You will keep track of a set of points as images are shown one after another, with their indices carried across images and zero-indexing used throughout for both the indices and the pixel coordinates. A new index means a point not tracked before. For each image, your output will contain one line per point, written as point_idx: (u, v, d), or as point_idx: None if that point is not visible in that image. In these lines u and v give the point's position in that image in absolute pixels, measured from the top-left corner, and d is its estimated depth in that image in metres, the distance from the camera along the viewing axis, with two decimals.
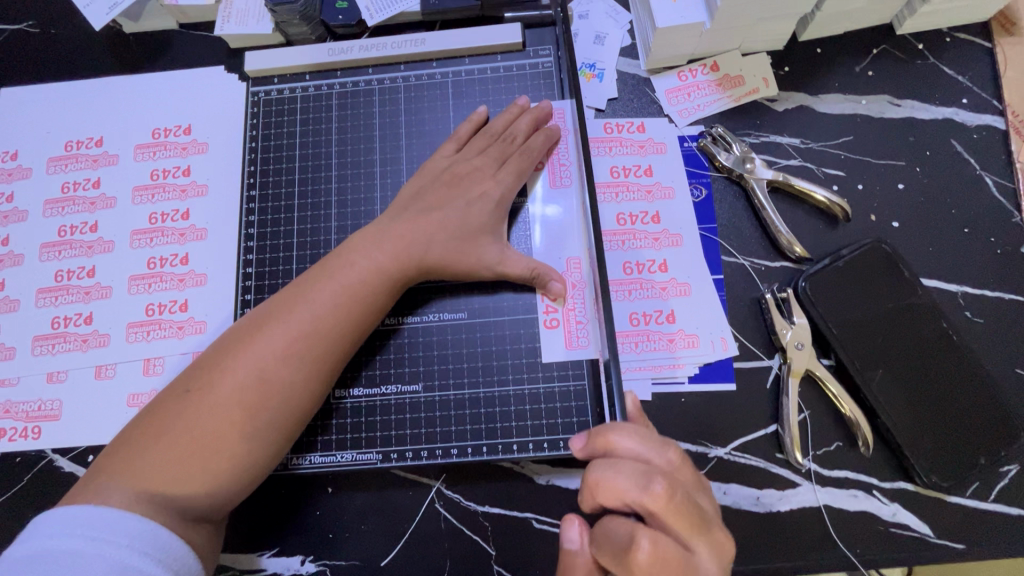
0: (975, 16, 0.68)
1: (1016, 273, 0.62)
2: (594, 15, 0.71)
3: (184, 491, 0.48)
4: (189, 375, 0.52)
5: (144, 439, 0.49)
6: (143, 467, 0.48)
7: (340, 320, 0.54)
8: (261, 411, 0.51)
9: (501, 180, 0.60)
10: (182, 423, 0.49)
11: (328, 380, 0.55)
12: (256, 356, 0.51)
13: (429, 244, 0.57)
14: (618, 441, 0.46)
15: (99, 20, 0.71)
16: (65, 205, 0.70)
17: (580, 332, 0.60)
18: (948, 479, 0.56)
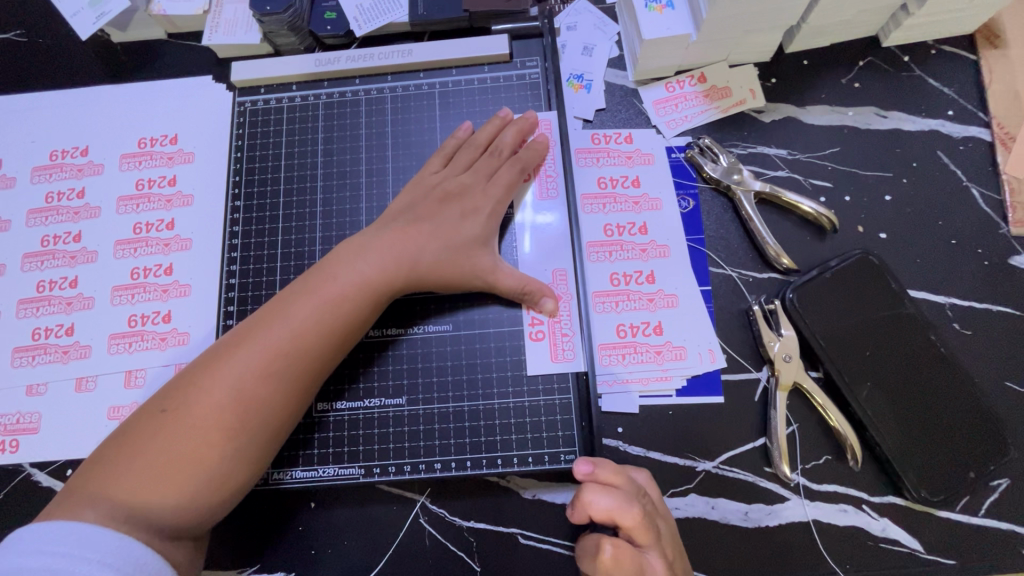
0: (959, 29, 0.68)
1: (1003, 285, 0.62)
2: (582, 26, 0.71)
3: (162, 512, 0.47)
4: (165, 394, 0.51)
5: (118, 460, 0.48)
6: (117, 487, 0.47)
7: (324, 335, 0.54)
8: (241, 428, 0.50)
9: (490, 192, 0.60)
10: (158, 443, 0.48)
11: (308, 395, 0.54)
12: (237, 372, 0.51)
13: (420, 254, 0.57)
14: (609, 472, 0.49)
15: (85, 30, 0.70)
16: (49, 215, 0.70)
17: (565, 344, 0.59)
18: (937, 494, 0.55)
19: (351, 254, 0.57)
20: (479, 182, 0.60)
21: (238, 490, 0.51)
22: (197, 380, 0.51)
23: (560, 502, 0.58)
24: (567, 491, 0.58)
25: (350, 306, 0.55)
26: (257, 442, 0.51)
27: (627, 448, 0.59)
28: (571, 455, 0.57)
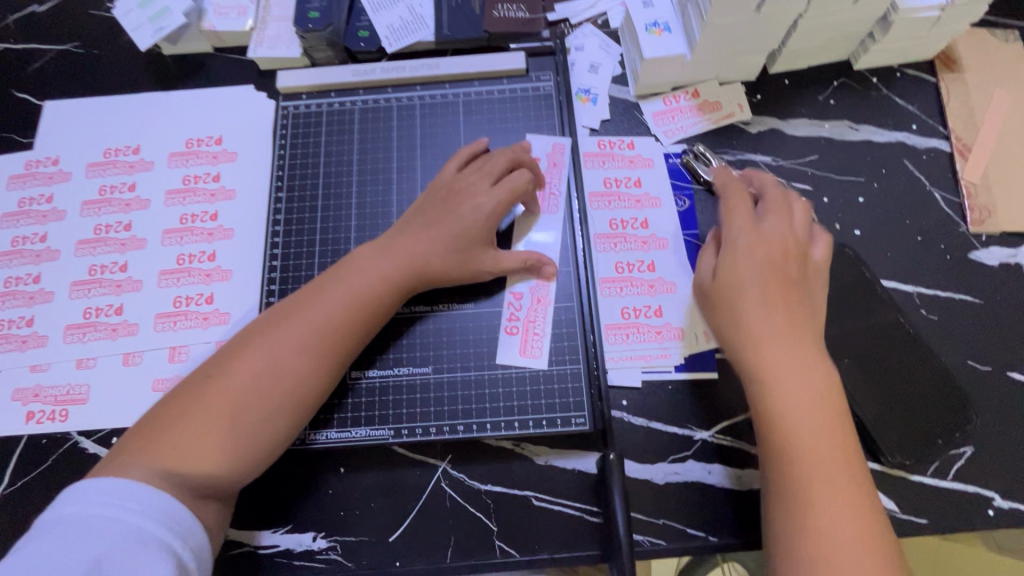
0: (920, 55, 0.77)
1: (964, 277, 0.69)
2: (588, 47, 0.80)
3: (200, 469, 0.52)
4: (207, 365, 0.57)
5: (163, 423, 0.53)
6: (159, 447, 0.52)
7: (350, 318, 0.59)
8: (271, 398, 0.55)
9: (493, 195, 0.65)
10: (199, 407, 0.54)
11: (335, 372, 0.59)
12: (270, 348, 0.57)
13: (432, 252, 0.63)
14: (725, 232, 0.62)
15: (144, 42, 0.78)
16: (102, 206, 0.76)
17: (535, 342, 0.65)
18: (909, 457, 0.61)
19: (377, 248, 0.63)
20: (489, 182, 0.66)
21: (266, 457, 0.56)
22: (234, 355, 0.57)
23: (571, 468, 0.63)
24: (577, 456, 0.63)
25: (374, 292, 0.61)
26: (285, 412, 0.56)
27: (631, 419, 0.65)
28: (581, 419, 0.63)
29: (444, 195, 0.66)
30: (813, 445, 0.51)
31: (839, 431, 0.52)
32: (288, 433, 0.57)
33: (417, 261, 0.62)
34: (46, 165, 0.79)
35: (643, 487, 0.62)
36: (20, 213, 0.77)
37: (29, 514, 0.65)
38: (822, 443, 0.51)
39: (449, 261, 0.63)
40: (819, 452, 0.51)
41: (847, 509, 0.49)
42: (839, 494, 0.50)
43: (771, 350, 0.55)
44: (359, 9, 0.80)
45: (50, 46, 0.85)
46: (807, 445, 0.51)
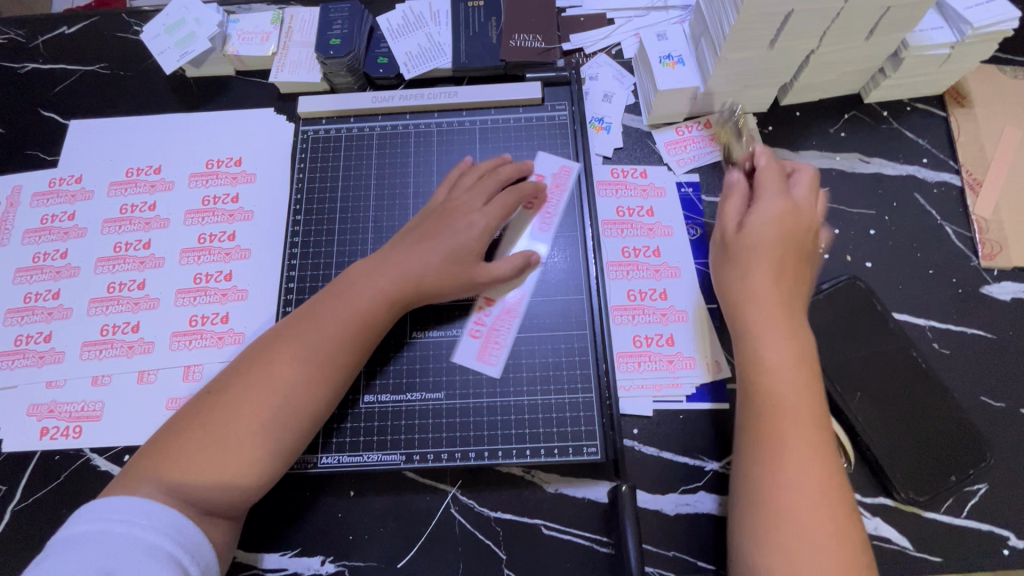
0: (930, 90, 0.79)
1: (976, 312, 0.70)
2: (603, 77, 0.82)
3: (198, 488, 0.52)
4: (212, 384, 0.57)
5: (167, 442, 0.54)
6: (164, 465, 0.52)
7: (345, 334, 0.59)
8: (268, 416, 0.55)
9: (486, 213, 0.65)
10: (200, 426, 0.54)
11: (333, 388, 0.58)
12: (270, 365, 0.56)
13: (426, 268, 0.62)
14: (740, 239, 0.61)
15: (170, 65, 0.80)
16: (122, 224, 0.78)
17: (494, 350, 0.66)
18: (923, 493, 0.61)
19: (380, 266, 0.62)
20: (481, 202, 0.67)
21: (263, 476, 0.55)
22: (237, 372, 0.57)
23: (581, 496, 0.63)
24: (588, 485, 0.63)
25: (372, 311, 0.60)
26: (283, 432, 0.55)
27: (643, 447, 0.65)
28: (593, 448, 0.63)
29: (438, 215, 0.66)
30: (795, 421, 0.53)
31: (820, 421, 0.54)
32: (287, 454, 0.56)
33: (424, 282, 0.62)
34: (69, 184, 0.80)
35: (653, 517, 0.62)
36: (43, 230, 0.78)
37: (39, 531, 0.65)
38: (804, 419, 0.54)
39: (446, 273, 0.63)
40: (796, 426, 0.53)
41: (812, 484, 0.51)
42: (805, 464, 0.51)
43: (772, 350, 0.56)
44: (380, 37, 0.82)
45: (78, 67, 0.88)
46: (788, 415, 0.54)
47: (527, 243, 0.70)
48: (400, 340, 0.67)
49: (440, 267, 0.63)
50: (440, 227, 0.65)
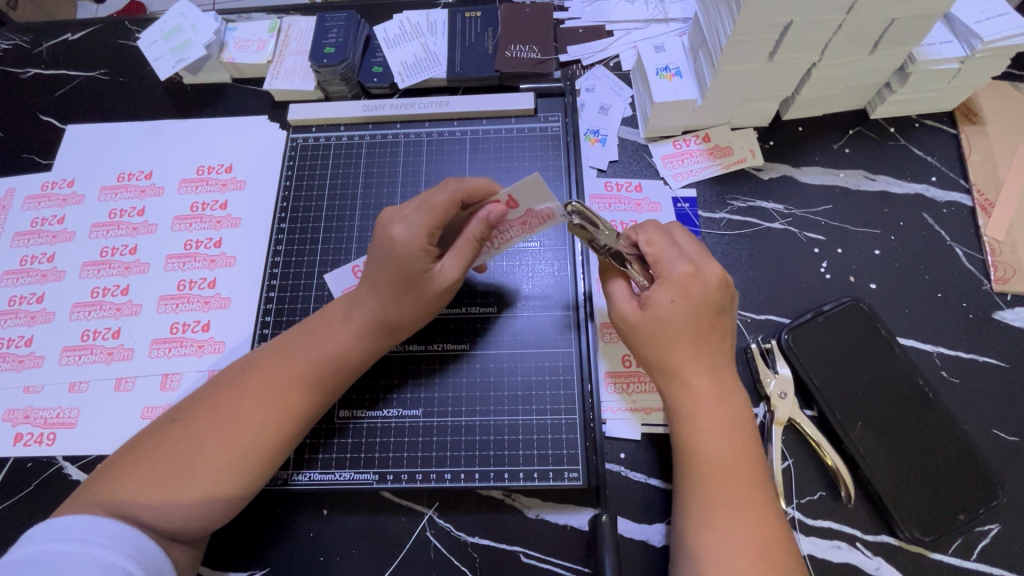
0: (940, 106, 0.76)
1: (987, 338, 0.66)
2: (599, 89, 0.80)
3: (160, 514, 0.50)
4: (179, 406, 0.56)
5: (126, 464, 0.52)
6: (119, 489, 0.50)
7: (324, 377, 0.57)
8: (234, 455, 0.53)
9: (410, 222, 0.56)
10: (163, 449, 0.52)
11: (303, 411, 0.56)
12: (242, 404, 0.54)
13: (382, 310, 0.58)
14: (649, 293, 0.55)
15: (165, 71, 0.80)
16: (110, 229, 0.77)
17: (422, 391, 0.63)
18: (928, 533, 0.57)
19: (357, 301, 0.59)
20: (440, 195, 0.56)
21: (227, 500, 0.53)
22: (208, 404, 0.55)
23: (562, 523, 0.60)
24: (570, 512, 0.60)
25: (353, 351, 0.58)
26: (249, 473, 0.53)
27: (629, 473, 0.61)
28: (575, 473, 0.60)
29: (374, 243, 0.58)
30: (725, 502, 0.51)
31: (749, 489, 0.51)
32: (252, 483, 0.54)
33: (393, 323, 0.59)
34: (61, 187, 0.80)
35: (639, 549, 0.59)
36: (32, 233, 0.78)
37: (6, 539, 0.64)
38: (743, 499, 0.51)
39: (403, 305, 0.58)
40: (724, 506, 0.51)
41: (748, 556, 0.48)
42: (735, 545, 0.49)
43: (706, 427, 0.54)
44: (375, 46, 0.82)
45: (79, 73, 0.88)
46: (720, 494, 0.51)
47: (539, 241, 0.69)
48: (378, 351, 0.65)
49: (393, 306, 0.58)
50: (379, 251, 0.57)
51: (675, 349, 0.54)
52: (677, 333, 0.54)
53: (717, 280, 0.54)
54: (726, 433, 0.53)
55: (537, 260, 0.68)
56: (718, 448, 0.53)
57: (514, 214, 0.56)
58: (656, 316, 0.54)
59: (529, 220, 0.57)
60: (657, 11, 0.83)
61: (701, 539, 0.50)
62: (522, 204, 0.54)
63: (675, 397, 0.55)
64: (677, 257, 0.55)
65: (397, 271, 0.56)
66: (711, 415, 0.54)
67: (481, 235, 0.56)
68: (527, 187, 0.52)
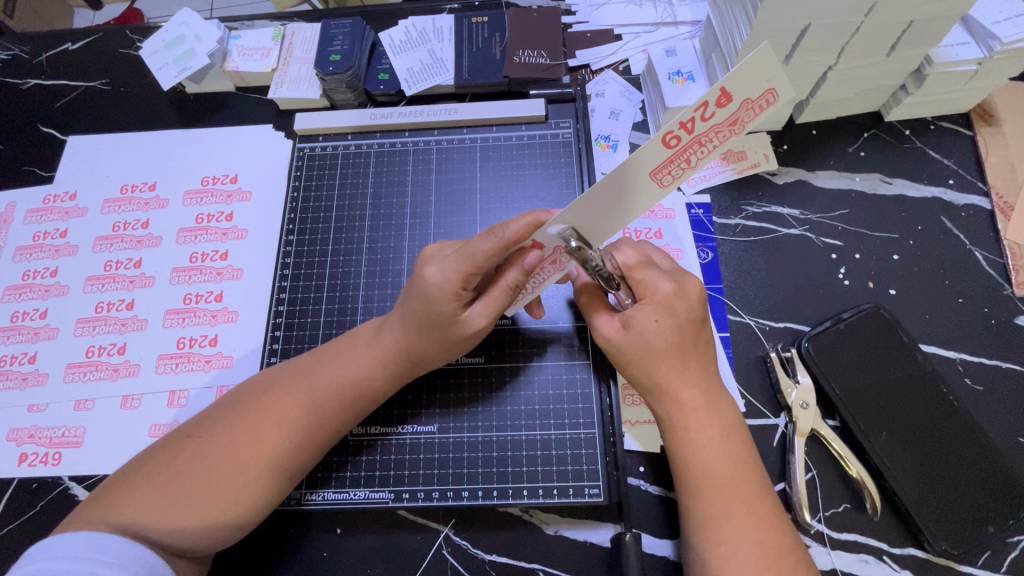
0: (955, 109, 0.75)
1: (1010, 344, 0.65)
2: (609, 93, 0.79)
3: (167, 535, 0.49)
4: (193, 422, 0.54)
5: (136, 481, 0.51)
6: (135, 508, 0.49)
7: (333, 389, 0.55)
8: (242, 473, 0.51)
9: (446, 263, 0.54)
10: (176, 467, 0.51)
11: (323, 432, 0.55)
12: (253, 419, 0.53)
13: (407, 342, 0.56)
14: (635, 319, 0.54)
15: (168, 81, 0.79)
16: (114, 243, 0.76)
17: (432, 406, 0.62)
18: (957, 546, 0.56)
19: (382, 330, 0.58)
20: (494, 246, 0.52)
21: (240, 522, 0.52)
22: (220, 418, 0.54)
23: (582, 539, 0.59)
24: (591, 527, 0.58)
25: (352, 356, 0.57)
26: (257, 498, 0.52)
27: (649, 487, 0.60)
28: (594, 489, 0.59)
29: (410, 284, 0.56)
30: (729, 512, 0.50)
31: (766, 502, 0.51)
32: (267, 504, 0.53)
33: (415, 357, 0.57)
34: (63, 200, 0.79)
35: (661, 565, 0.57)
36: (34, 247, 0.77)
37: (10, 563, 0.62)
38: (756, 518, 0.50)
39: (427, 341, 0.56)
40: (727, 513, 0.50)
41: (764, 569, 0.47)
42: (745, 557, 0.48)
43: (714, 443, 0.52)
44: (381, 53, 0.81)
45: (80, 83, 0.87)
46: (738, 510, 0.50)
47: None
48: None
49: (418, 340, 0.56)
50: (409, 289, 0.56)
51: (660, 371, 0.54)
52: (657, 353, 0.53)
53: (697, 295, 0.55)
54: (737, 456, 0.52)
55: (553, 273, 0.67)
56: (714, 465, 0.52)
57: (713, 117, 0.43)
58: (638, 337, 0.54)
59: (739, 121, 0.43)
60: (666, 15, 0.82)
61: (708, 552, 0.49)
62: (734, 97, 0.42)
63: (710, 411, 0.53)
64: (662, 283, 0.54)
65: (423, 311, 0.54)
66: (715, 431, 0.53)
67: (516, 283, 0.54)
68: (751, 63, 0.40)
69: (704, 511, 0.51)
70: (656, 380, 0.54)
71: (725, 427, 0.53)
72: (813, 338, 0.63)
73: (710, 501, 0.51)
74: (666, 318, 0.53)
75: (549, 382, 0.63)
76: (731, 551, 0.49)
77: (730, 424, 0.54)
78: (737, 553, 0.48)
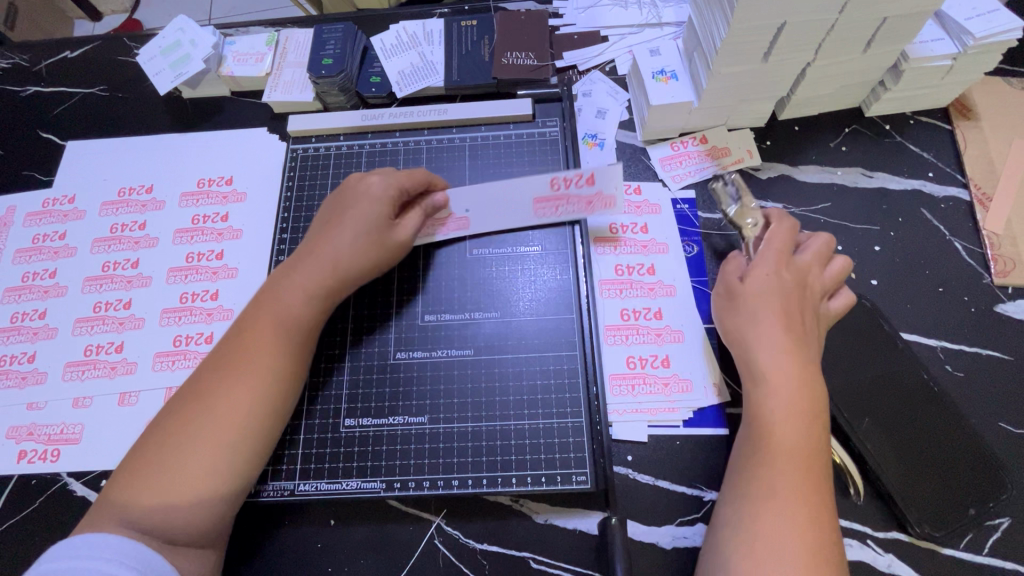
0: (933, 103, 0.76)
1: (989, 331, 0.66)
2: (596, 93, 0.81)
3: (159, 528, 0.50)
4: (174, 411, 0.54)
5: (128, 477, 0.51)
6: (126, 495, 0.50)
7: (284, 343, 0.57)
8: (212, 440, 0.52)
9: (384, 177, 0.64)
10: (162, 462, 0.51)
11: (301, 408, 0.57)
12: (214, 385, 0.54)
13: (347, 249, 0.61)
14: (751, 277, 0.58)
15: (164, 86, 0.81)
16: (112, 244, 0.77)
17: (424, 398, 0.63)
18: (939, 529, 0.57)
19: (302, 263, 0.60)
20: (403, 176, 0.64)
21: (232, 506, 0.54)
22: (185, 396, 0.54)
23: (571, 528, 0.60)
24: (579, 516, 0.59)
25: None
26: (229, 465, 0.52)
27: (637, 475, 0.61)
28: (582, 476, 0.59)
29: (335, 201, 0.65)
30: (782, 478, 0.49)
31: (817, 472, 0.50)
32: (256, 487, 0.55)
33: (341, 265, 0.60)
34: (62, 203, 0.81)
35: (649, 552, 0.58)
36: (34, 249, 0.78)
37: (9, 559, 0.63)
38: (805, 487, 0.49)
39: (363, 249, 0.61)
40: (783, 475, 0.49)
41: (803, 541, 0.46)
42: (788, 527, 0.47)
43: (782, 405, 0.52)
44: (372, 56, 0.82)
45: (79, 90, 0.89)
46: (790, 477, 0.49)
47: (538, 250, 0.69)
48: (353, 349, 0.66)
49: (354, 246, 0.61)
50: (346, 201, 0.63)
51: (762, 322, 0.56)
52: (755, 303, 0.57)
53: (812, 263, 0.59)
54: (800, 422, 0.52)
55: (541, 267, 0.69)
56: (782, 426, 0.51)
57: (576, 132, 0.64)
58: (750, 291, 0.58)
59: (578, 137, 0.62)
60: (651, 16, 0.84)
61: (753, 515, 0.49)
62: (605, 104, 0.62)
63: (788, 375, 0.53)
64: (767, 277, 0.57)
65: (364, 213, 0.62)
66: (793, 396, 0.53)
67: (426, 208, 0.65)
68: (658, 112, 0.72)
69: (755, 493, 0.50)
70: (750, 330, 0.56)
71: (795, 396, 0.53)
72: None
73: (769, 457, 0.51)
74: (773, 276, 0.57)
75: (537, 372, 0.64)
76: (777, 518, 0.47)
77: (801, 391, 0.53)
78: (780, 520, 0.47)
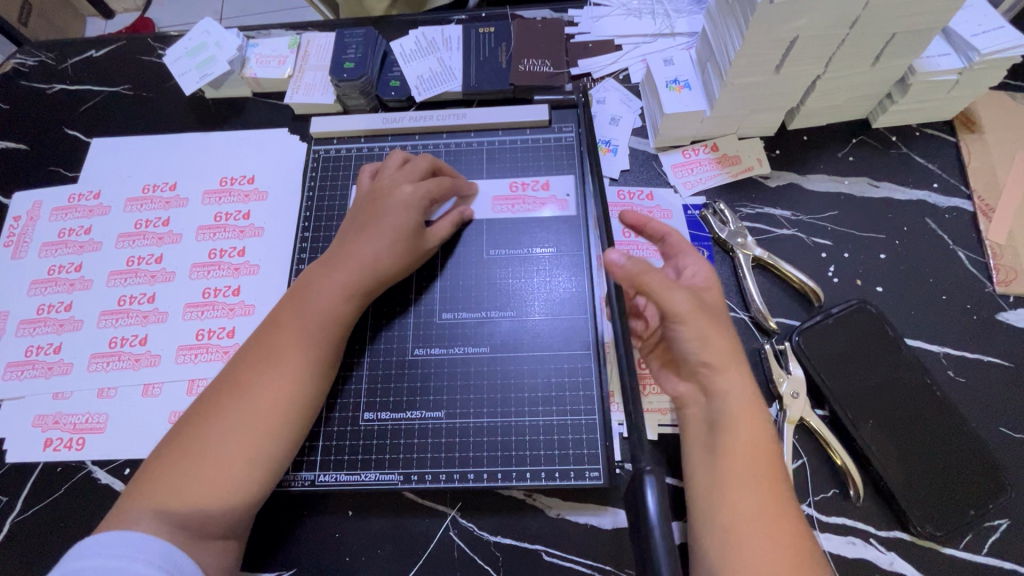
0: (938, 116, 0.78)
1: (991, 338, 0.68)
2: (610, 101, 0.83)
3: (190, 512, 0.51)
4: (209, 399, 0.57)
5: (165, 463, 0.53)
6: (171, 486, 0.52)
7: (319, 340, 0.59)
8: (263, 432, 0.55)
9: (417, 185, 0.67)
10: (198, 446, 0.54)
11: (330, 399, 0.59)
12: (267, 381, 0.56)
13: (383, 252, 0.64)
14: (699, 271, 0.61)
15: (190, 87, 0.83)
16: (136, 239, 0.79)
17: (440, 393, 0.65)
18: (940, 529, 0.58)
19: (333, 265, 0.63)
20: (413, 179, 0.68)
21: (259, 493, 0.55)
22: (228, 387, 0.57)
23: (582, 522, 0.62)
24: (590, 511, 0.61)
25: None
26: (271, 454, 0.55)
27: None
28: (595, 472, 0.61)
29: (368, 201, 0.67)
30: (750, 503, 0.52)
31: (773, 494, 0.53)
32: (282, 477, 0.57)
33: (380, 264, 0.63)
34: (88, 198, 0.83)
35: None
36: (60, 243, 0.80)
37: (35, 543, 0.65)
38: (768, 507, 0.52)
39: (394, 251, 0.64)
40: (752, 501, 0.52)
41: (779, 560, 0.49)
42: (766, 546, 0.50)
43: (741, 431, 0.54)
44: (392, 61, 0.85)
45: (104, 88, 0.91)
46: (757, 501, 0.52)
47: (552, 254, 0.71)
48: (373, 348, 0.68)
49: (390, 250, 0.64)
50: (376, 204, 0.66)
51: (721, 328, 0.57)
52: (711, 305, 0.59)
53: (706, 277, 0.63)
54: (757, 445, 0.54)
55: (556, 269, 0.71)
56: (746, 452, 0.54)
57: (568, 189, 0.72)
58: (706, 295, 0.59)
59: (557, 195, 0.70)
60: (664, 26, 0.86)
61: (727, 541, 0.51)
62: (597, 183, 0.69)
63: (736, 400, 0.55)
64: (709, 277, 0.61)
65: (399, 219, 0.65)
66: (746, 420, 0.55)
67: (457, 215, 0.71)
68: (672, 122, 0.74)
69: (723, 491, 0.53)
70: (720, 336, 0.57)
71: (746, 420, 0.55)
72: (800, 330, 0.67)
73: (734, 481, 0.53)
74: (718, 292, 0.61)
75: (552, 370, 0.66)
76: (752, 539, 0.50)
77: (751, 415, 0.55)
78: (757, 541, 0.50)
